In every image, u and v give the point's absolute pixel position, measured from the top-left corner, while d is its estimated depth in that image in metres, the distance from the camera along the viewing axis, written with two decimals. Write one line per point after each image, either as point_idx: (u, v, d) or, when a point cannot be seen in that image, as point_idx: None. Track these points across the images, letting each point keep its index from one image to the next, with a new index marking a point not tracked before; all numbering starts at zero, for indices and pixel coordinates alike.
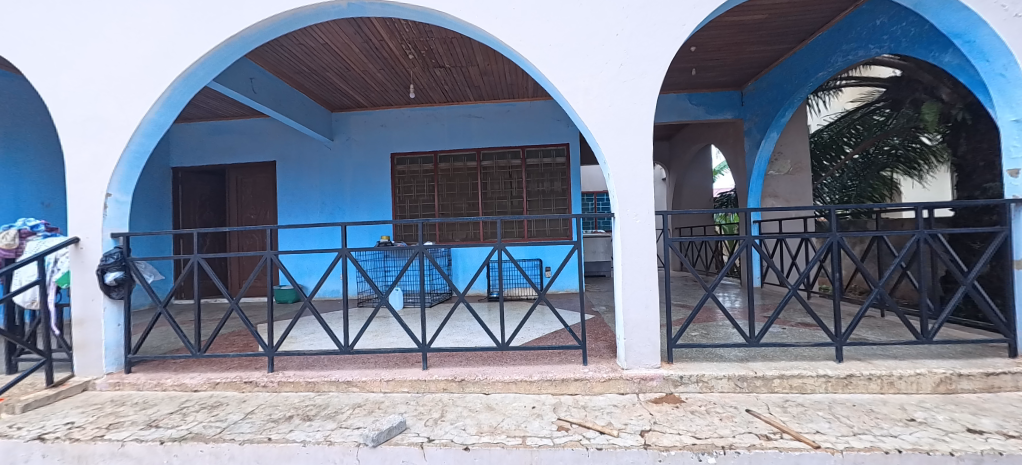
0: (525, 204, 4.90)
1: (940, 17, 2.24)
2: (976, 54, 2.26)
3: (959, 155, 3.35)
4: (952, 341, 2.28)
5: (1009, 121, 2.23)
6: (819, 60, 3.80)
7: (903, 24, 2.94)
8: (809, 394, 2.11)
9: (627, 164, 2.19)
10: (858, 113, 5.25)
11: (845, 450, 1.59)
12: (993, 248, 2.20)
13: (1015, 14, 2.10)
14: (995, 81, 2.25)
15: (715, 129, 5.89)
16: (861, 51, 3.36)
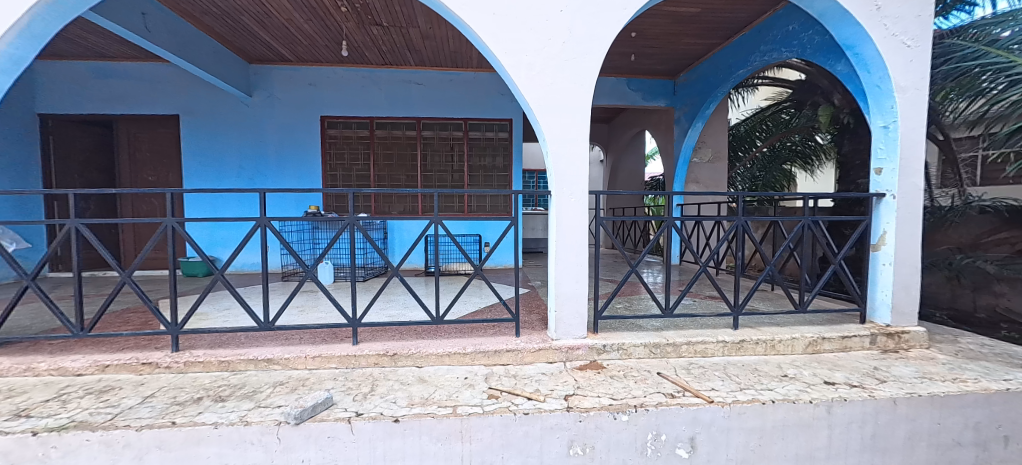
0: (466, 178, 4.84)
1: (838, 29, 2.55)
2: (861, 66, 2.60)
3: (843, 154, 3.90)
4: (822, 310, 2.70)
5: (879, 127, 2.62)
6: (741, 56, 4.10)
7: (812, 32, 3.27)
8: (710, 357, 2.39)
9: (566, 144, 2.24)
10: (768, 111, 5.71)
11: (732, 403, 1.85)
12: (858, 233, 2.60)
13: (891, 33, 2.47)
14: (873, 91, 2.61)
15: (650, 115, 6.20)
16: (775, 52, 3.69)
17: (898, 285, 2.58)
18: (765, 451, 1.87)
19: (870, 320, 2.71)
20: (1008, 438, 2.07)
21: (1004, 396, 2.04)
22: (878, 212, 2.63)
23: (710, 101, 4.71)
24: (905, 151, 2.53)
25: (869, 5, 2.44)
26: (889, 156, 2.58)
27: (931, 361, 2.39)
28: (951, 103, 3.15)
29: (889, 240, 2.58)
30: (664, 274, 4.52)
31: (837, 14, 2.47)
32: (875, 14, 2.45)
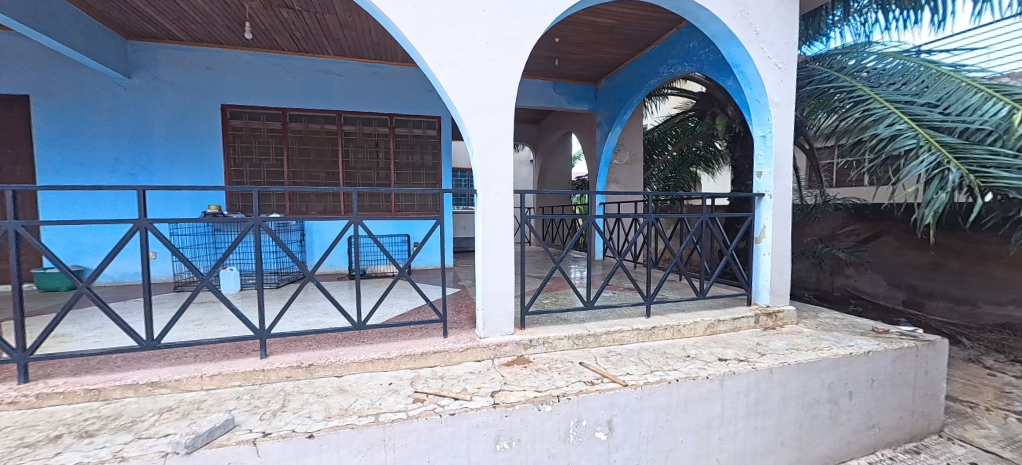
0: (392, 177, 4.65)
1: (727, 49, 2.89)
2: (745, 83, 2.97)
3: (736, 159, 4.47)
4: (719, 296, 3.05)
5: (759, 136, 3.02)
6: (652, 67, 4.45)
7: (708, 50, 3.66)
8: (627, 344, 2.58)
9: (490, 143, 2.25)
10: (677, 117, 6.35)
11: (644, 384, 2.02)
12: (744, 228, 2.97)
13: (767, 56, 2.86)
14: (754, 105, 3.00)
15: (575, 118, 6.48)
16: (679, 65, 4.08)
17: (774, 271, 3.00)
18: (670, 425, 2.07)
19: (754, 302, 3.12)
20: (852, 393, 2.52)
21: (849, 359, 2.48)
22: (759, 210, 3.02)
23: (628, 107, 5.03)
24: (778, 157, 2.95)
25: (751, 30, 2.80)
26: (767, 161, 2.98)
27: (801, 335, 2.81)
28: (811, 119, 3.72)
29: (767, 233, 2.98)
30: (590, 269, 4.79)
31: (726, 35, 2.81)
32: (755, 38, 2.81)
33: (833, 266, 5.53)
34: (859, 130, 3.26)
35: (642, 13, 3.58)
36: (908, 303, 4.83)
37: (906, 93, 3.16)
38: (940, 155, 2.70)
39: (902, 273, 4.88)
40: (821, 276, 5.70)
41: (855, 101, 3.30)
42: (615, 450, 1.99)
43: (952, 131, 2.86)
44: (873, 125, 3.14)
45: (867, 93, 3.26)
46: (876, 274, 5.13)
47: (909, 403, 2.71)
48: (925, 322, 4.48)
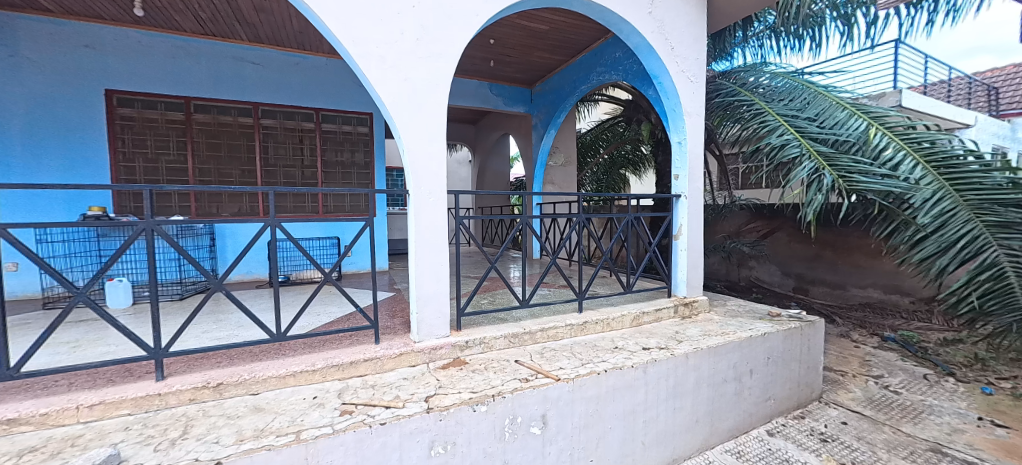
0: (319, 176, 4.37)
1: (647, 61, 3.10)
2: (663, 92, 3.21)
3: (659, 163, 4.81)
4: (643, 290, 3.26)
5: (676, 142, 3.28)
6: (583, 74, 4.64)
7: (632, 60, 3.90)
8: (560, 339, 2.66)
9: (422, 142, 2.20)
10: (606, 122, 6.50)
11: (576, 377, 2.10)
12: (664, 226, 3.21)
13: (681, 69, 3.11)
14: (670, 114, 3.25)
15: (512, 119, 6.55)
16: (607, 73, 4.30)
17: (689, 265, 3.28)
18: (600, 413, 2.17)
19: (674, 293, 3.38)
20: (753, 371, 2.84)
21: (750, 340, 2.79)
22: (677, 209, 3.28)
23: (561, 111, 5.17)
24: (692, 162, 3.23)
25: (667, 44, 3.02)
26: (682, 165, 3.24)
27: (713, 322, 3.10)
28: (720, 127, 4.11)
29: (683, 231, 3.25)
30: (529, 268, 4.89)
31: (645, 48, 3.01)
32: (670, 52, 3.05)
33: (738, 259, 6.18)
34: (757, 139, 3.68)
35: (572, 21, 3.72)
36: (797, 289, 5.55)
37: (792, 108, 3.63)
38: (818, 163, 3.15)
39: (793, 263, 5.60)
40: (729, 268, 6.34)
41: (753, 113, 3.72)
42: (549, 443, 2.05)
43: (826, 142, 3.35)
44: (767, 135, 3.56)
45: (762, 106, 3.69)
46: (772, 265, 5.83)
47: (797, 376, 3.11)
48: (811, 305, 5.18)
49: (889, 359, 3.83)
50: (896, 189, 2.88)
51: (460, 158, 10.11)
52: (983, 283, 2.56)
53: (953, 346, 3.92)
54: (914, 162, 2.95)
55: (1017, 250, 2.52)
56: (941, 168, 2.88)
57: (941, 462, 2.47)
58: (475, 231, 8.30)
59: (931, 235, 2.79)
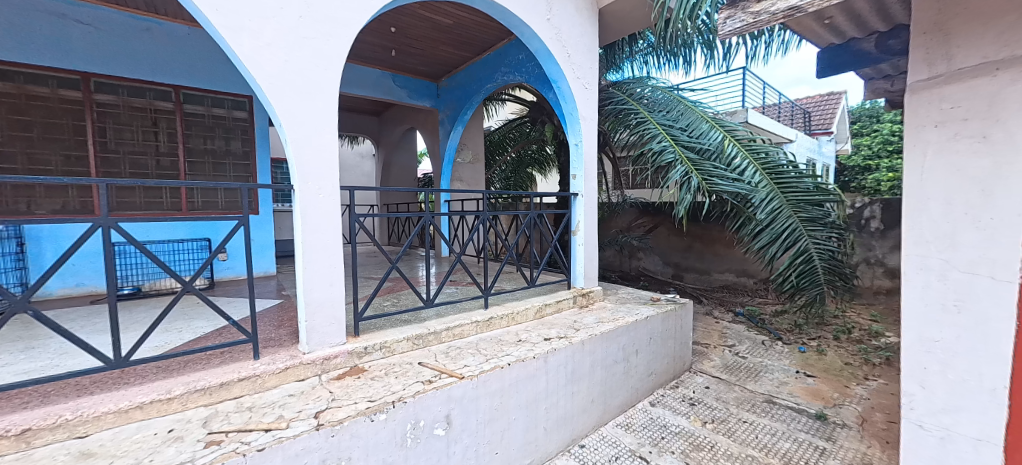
0: (183, 166, 3.74)
1: (546, 66, 3.23)
2: (562, 97, 3.38)
3: (562, 163, 5.07)
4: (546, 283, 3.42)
5: (574, 144, 3.48)
6: (489, 72, 4.68)
7: (535, 63, 4.04)
8: (466, 337, 2.64)
9: (309, 132, 1.99)
10: (513, 122, 6.62)
11: (481, 374, 2.11)
12: (563, 223, 3.38)
13: (577, 76, 3.31)
14: (568, 117, 3.44)
15: (419, 114, 6.33)
16: (511, 74, 4.40)
17: (586, 259, 3.51)
18: (503, 406, 2.22)
19: (573, 285, 3.60)
20: (638, 351, 3.16)
21: (635, 324, 3.10)
22: (575, 207, 3.48)
23: (467, 108, 5.15)
24: (587, 163, 3.46)
25: (564, 52, 3.18)
26: (580, 166, 3.45)
27: (606, 310, 3.37)
28: (612, 132, 4.48)
29: (580, 228, 3.47)
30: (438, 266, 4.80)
31: (545, 53, 3.13)
32: (567, 59, 3.22)
33: (629, 251, 6.81)
34: (641, 144, 4.10)
35: (478, 19, 3.72)
36: (674, 276, 6.33)
37: (668, 118, 4.10)
38: (687, 167, 3.62)
39: (672, 254, 6.37)
40: (621, 260, 6.97)
41: (638, 121, 4.12)
42: (453, 443, 2.03)
43: (693, 149, 3.86)
44: (649, 142, 3.99)
45: (645, 115, 4.11)
46: (655, 255, 6.55)
47: (673, 351, 3.55)
48: (685, 289, 5.94)
49: (739, 330, 4.58)
50: (742, 191, 3.44)
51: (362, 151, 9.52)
52: (798, 266, 3.19)
53: (783, 317, 4.84)
54: (755, 168, 3.54)
55: (819, 239, 3.20)
56: (772, 173, 3.50)
57: (772, 409, 3.03)
58: (378, 231, 7.87)
59: (765, 228, 3.39)
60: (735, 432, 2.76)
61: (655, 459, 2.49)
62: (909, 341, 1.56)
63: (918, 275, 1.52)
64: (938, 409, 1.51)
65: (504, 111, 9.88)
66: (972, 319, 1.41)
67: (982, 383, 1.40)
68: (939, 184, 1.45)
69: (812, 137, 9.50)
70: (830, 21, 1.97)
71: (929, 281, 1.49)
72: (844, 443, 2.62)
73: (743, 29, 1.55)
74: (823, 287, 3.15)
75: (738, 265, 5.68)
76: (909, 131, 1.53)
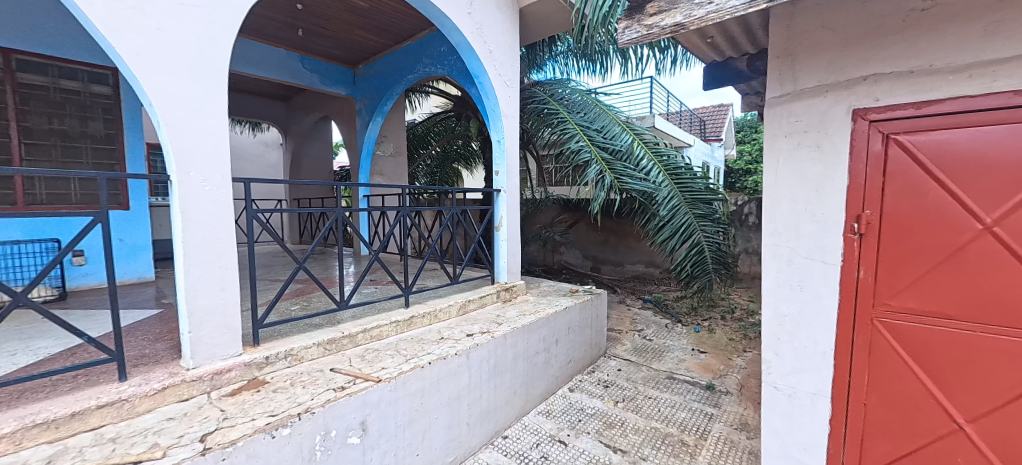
0: (18, 150, 3.03)
1: (467, 60, 3.19)
2: (484, 93, 3.37)
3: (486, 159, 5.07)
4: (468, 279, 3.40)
5: (496, 141, 3.50)
6: (410, 62, 4.52)
7: (456, 56, 4.00)
8: (385, 339, 2.53)
9: (190, 115, 1.73)
10: (438, 115, 6.46)
11: (399, 375, 2.04)
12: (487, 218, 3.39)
13: (498, 73, 3.32)
14: (491, 113, 3.44)
15: (333, 101, 5.85)
16: (433, 66, 4.29)
17: (509, 254, 3.57)
18: (424, 406, 2.16)
19: (497, 280, 3.63)
20: (558, 341, 3.29)
21: (555, 315, 3.23)
22: (498, 203, 3.51)
23: (387, 99, 4.95)
24: (510, 159, 3.50)
25: (485, 48, 3.17)
26: (503, 162, 3.47)
27: (529, 303, 3.47)
28: (535, 131, 4.60)
29: (503, 224, 3.51)
30: (357, 265, 4.53)
31: (466, 47, 3.09)
32: (488, 55, 3.21)
33: (552, 246, 7.07)
34: (561, 143, 4.27)
35: (398, 5, 3.55)
36: (593, 268, 6.73)
37: (586, 119, 4.31)
38: (601, 167, 3.86)
39: (590, 248, 6.74)
40: (545, 254, 7.22)
41: (558, 121, 4.29)
42: (369, 451, 1.93)
43: (607, 150, 4.11)
44: (568, 141, 4.18)
45: (564, 116, 4.29)
46: (576, 249, 6.90)
47: (590, 339, 3.77)
48: (601, 280, 6.33)
49: (647, 316, 5.01)
50: (647, 190, 3.75)
51: (265, 139, 8.61)
52: (692, 256, 3.56)
53: (683, 301, 5.39)
54: (658, 169, 3.87)
55: (709, 233, 3.60)
56: (673, 174, 3.85)
57: (672, 384, 3.37)
58: (287, 228, 7.22)
59: (666, 223, 3.73)
60: (642, 407, 3.01)
61: (572, 441, 2.62)
62: (766, 318, 1.80)
63: (774, 261, 1.76)
64: (787, 373, 1.77)
65: (426, 104, 9.63)
66: (811, 296, 1.68)
67: (818, 347, 1.68)
68: (789, 186, 1.69)
69: (706, 142, 10.70)
70: (713, 40, 2.23)
71: (781, 266, 1.74)
72: (728, 408, 3.00)
73: (638, 39, 1.66)
74: (711, 275, 3.55)
75: (646, 256, 6.20)
76: (767, 140, 1.76)
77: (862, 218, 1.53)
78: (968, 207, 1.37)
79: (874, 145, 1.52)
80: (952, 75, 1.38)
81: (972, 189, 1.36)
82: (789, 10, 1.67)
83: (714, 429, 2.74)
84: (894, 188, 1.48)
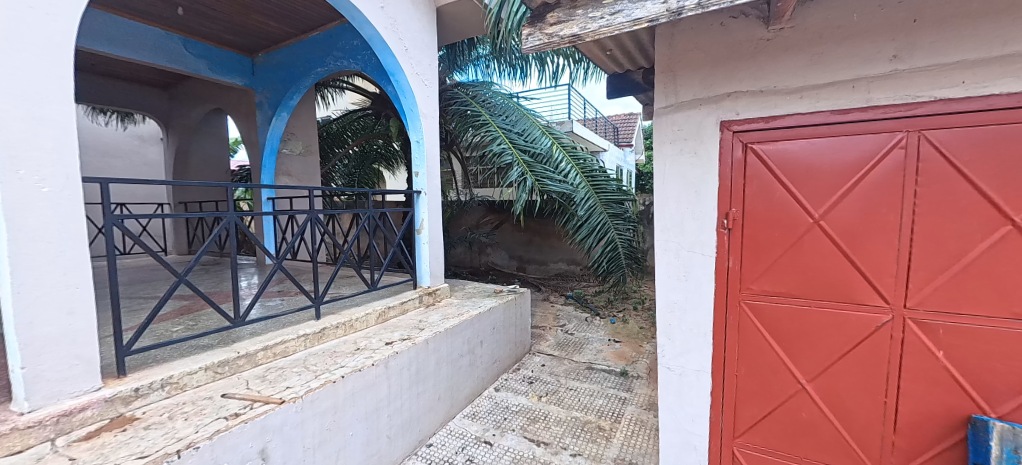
0: None
1: (381, 56, 3.05)
2: (401, 91, 3.25)
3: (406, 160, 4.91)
4: (388, 285, 3.25)
5: (415, 141, 3.39)
6: (319, 55, 4.22)
7: (371, 51, 3.80)
8: (291, 355, 2.32)
9: (20, 100, 1.41)
10: (354, 113, 6.09)
11: (306, 393, 1.88)
12: (407, 221, 3.29)
13: (414, 71, 3.23)
14: (409, 113, 3.33)
15: (227, 92, 5.20)
16: (346, 60, 4.05)
17: (432, 256, 3.50)
18: (337, 424, 2.03)
19: (420, 284, 3.53)
20: (482, 342, 3.29)
21: (478, 317, 3.23)
22: (419, 205, 3.42)
23: (294, 92, 4.60)
24: (430, 160, 3.42)
25: (400, 44, 3.07)
26: (422, 163, 3.39)
27: (452, 306, 3.43)
28: (458, 132, 4.58)
29: (425, 226, 3.43)
30: (260, 276, 4.09)
31: (379, 43, 2.96)
32: (404, 52, 3.11)
33: (478, 247, 7.10)
34: (484, 145, 4.31)
35: None
36: (518, 268, 6.89)
37: (507, 122, 4.39)
38: (523, 169, 3.96)
39: (515, 248, 6.90)
40: (470, 256, 7.21)
41: (480, 123, 4.32)
42: None
43: (528, 152, 4.23)
44: (490, 143, 4.23)
45: (486, 118, 4.32)
46: (502, 250, 7.01)
47: (514, 338, 3.84)
48: (527, 279, 6.50)
49: (568, 311, 5.25)
50: (565, 191, 3.93)
51: (140, 133, 7.39)
52: (608, 253, 3.81)
53: (601, 295, 5.75)
54: (575, 172, 4.06)
55: (622, 231, 3.88)
56: (589, 177, 4.08)
57: (591, 374, 3.57)
58: (169, 237, 6.27)
59: (584, 223, 3.94)
60: (563, 399, 3.15)
61: (497, 440, 2.65)
62: (660, 306, 1.99)
63: (664, 255, 1.95)
64: (677, 354, 1.97)
65: (342, 100, 9.08)
66: (694, 284, 1.89)
67: (700, 329, 1.91)
68: (677, 187, 1.88)
69: (618, 148, 11.57)
70: (611, 53, 2.43)
71: (670, 259, 1.93)
72: (639, 391, 3.27)
73: (540, 47, 1.74)
74: (624, 269, 3.82)
75: (567, 255, 6.50)
76: (656, 146, 1.95)
77: (731, 215, 1.78)
78: (803, 204, 1.66)
79: (736, 153, 1.77)
80: (789, 95, 1.66)
81: (805, 190, 1.66)
82: (670, 31, 1.85)
83: (627, 412, 2.96)
84: (752, 189, 1.74)
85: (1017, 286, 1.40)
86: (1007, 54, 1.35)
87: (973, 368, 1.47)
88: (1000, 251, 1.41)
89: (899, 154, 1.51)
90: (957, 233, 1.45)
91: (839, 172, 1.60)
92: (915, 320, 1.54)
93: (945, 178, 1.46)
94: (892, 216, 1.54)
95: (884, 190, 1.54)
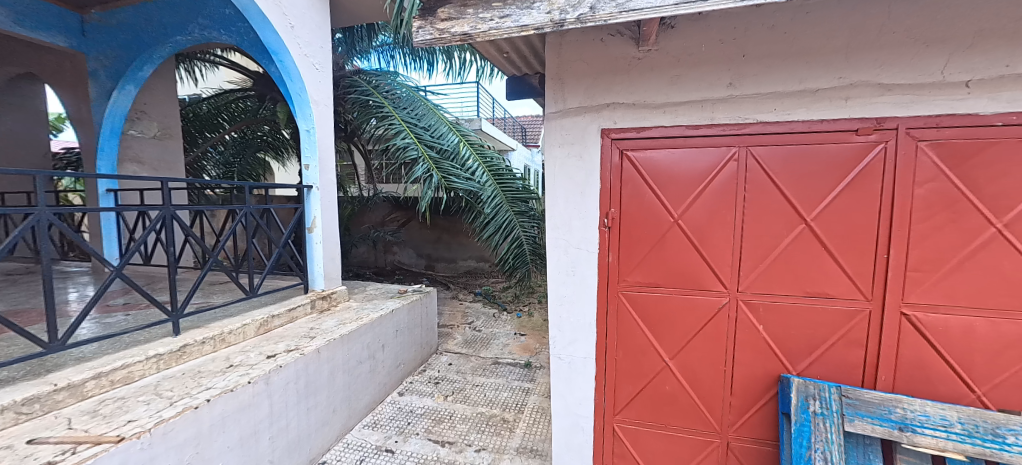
0: None
1: (260, 32, 2.70)
2: (285, 74, 2.91)
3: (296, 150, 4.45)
4: (272, 291, 2.90)
5: (304, 130, 3.08)
6: (178, 21, 3.58)
7: (248, 25, 3.35)
8: (137, 380, 1.94)
9: None
10: (229, 93, 5.30)
11: (154, 426, 1.59)
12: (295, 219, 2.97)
13: (302, 53, 2.93)
14: (296, 99, 3.01)
15: (44, 55, 4.12)
16: (215, 32, 3.50)
17: (325, 257, 3.22)
18: (200, 456, 1.75)
19: (313, 288, 3.22)
20: (384, 345, 3.14)
21: (379, 320, 3.07)
22: (309, 201, 3.11)
23: (145, 63, 3.85)
24: (322, 152, 3.14)
25: (284, 21, 2.75)
26: (313, 154, 3.09)
27: (350, 310, 3.19)
28: (359, 123, 4.30)
29: (318, 224, 3.13)
30: (96, 286, 3.32)
31: (257, 16, 2.60)
32: (289, 31, 2.80)
33: (382, 246, 6.76)
34: (388, 139, 4.13)
35: None
36: (427, 266, 6.74)
37: (413, 116, 4.23)
38: (428, 165, 3.89)
39: (423, 246, 6.74)
40: (374, 255, 6.83)
41: (383, 115, 4.11)
42: None
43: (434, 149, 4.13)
44: (394, 137, 4.06)
45: (390, 110, 4.13)
46: (408, 248, 6.79)
47: (420, 339, 3.73)
48: (435, 277, 6.39)
49: (476, 308, 5.29)
50: (472, 189, 3.92)
51: None
52: (513, 249, 3.87)
53: (508, 290, 5.89)
54: (483, 170, 4.07)
55: (528, 229, 3.96)
56: (496, 176, 4.11)
57: (497, 369, 3.65)
58: None
59: (491, 221, 3.95)
60: (470, 396, 3.16)
61: (400, 447, 2.56)
62: (551, 300, 2.11)
63: (556, 252, 2.07)
64: (567, 344, 2.12)
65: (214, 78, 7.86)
66: (580, 278, 2.05)
67: (586, 319, 2.07)
68: (567, 188, 2.01)
69: (525, 148, 12.00)
70: (509, 55, 2.49)
71: (561, 255, 2.06)
72: (541, 380, 3.44)
73: (431, 42, 1.72)
74: (529, 266, 3.88)
75: (476, 252, 6.58)
76: (547, 149, 2.05)
77: (610, 215, 1.97)
78: (666, 206, 1.91)
79: (614, 158, 1.96)
80: (655, 109, 1.88)
81: (667, 194, 1.90)
82: (559, 40, 1.96)
83: (531, 402, 3.09)
84: (626, 192, 1.95)
85: (808, 271, 1.79)
86: (804, 90, 1.72)
87: (782, 337, 1.85)
88: (797, 243, 1.79)
89: (734, 166, 1.83)
90: (771, 230, 1.81)
91: (693, 178, 1.87)
92: (745, 302, 1.88)
93: (764, 186, 1.81)
94: (728, 216, 1.85)
95: (724, 195, 1.85)
